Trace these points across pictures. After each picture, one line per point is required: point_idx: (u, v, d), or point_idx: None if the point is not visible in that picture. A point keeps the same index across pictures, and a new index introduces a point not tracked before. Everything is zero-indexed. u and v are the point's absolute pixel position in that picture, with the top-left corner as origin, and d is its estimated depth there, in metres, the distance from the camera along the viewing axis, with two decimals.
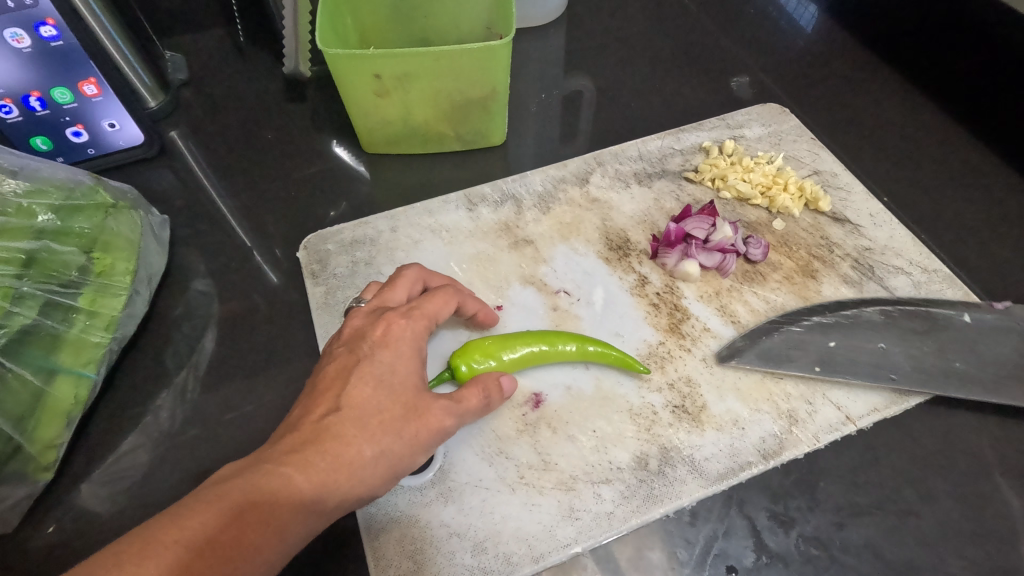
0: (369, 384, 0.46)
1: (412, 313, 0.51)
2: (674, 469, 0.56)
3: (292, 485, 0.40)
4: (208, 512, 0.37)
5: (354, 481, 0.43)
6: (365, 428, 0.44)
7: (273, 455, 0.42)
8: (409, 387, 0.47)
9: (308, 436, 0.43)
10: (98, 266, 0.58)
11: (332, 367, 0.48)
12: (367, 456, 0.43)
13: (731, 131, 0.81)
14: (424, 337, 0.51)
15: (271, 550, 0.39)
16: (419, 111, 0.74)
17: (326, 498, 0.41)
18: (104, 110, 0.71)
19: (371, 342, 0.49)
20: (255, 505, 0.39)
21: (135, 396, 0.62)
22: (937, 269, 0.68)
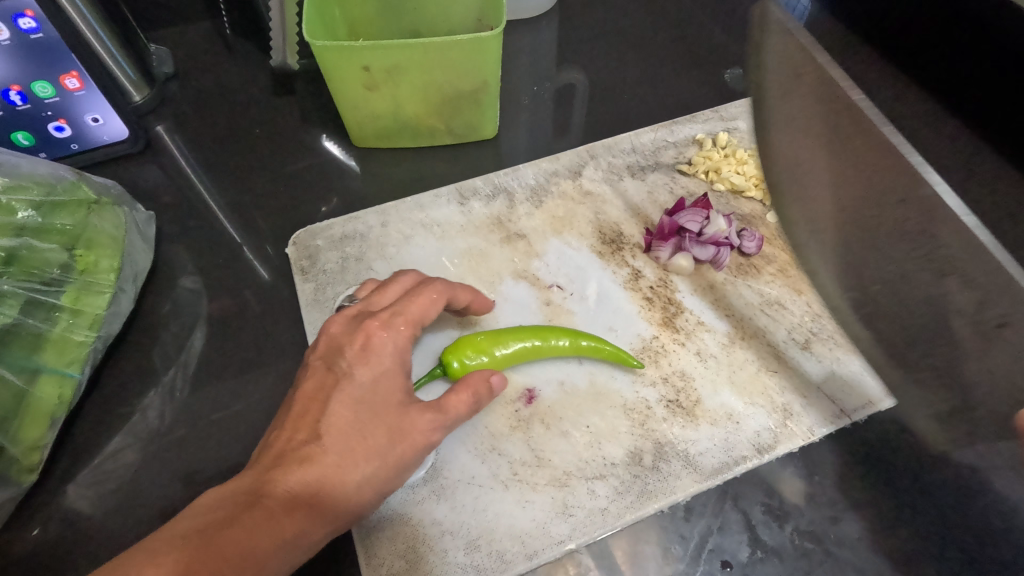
0: (349, 405, 0.45)
1: (392, 324, 0.50)
2: (669, 464, 0.55)
3: (274, 517, 0.41)
4: (188, 551, 0.37)
5: (339, 507, 0.43)
6: (348, 453, 0.44)
7: (254, 484, 0.42)
8: (392, 406, 0.46)
9: (289, 462, 0.43)
10: (81, 263, 0.57)
11: (311, 385, 0.47)
12: (351, 481, 0.43)
13: (725, 123, 0.80)
14: (406, 348, 0.50)
15: None
16: (409, 104, 0.73)
17: (310, 527, 0.42)
18: (86, 105, 0.69)
19: (350, 357, 0.48)
20: (235, 541, 0.39)
21: (122, 395, 0.61)
22: None
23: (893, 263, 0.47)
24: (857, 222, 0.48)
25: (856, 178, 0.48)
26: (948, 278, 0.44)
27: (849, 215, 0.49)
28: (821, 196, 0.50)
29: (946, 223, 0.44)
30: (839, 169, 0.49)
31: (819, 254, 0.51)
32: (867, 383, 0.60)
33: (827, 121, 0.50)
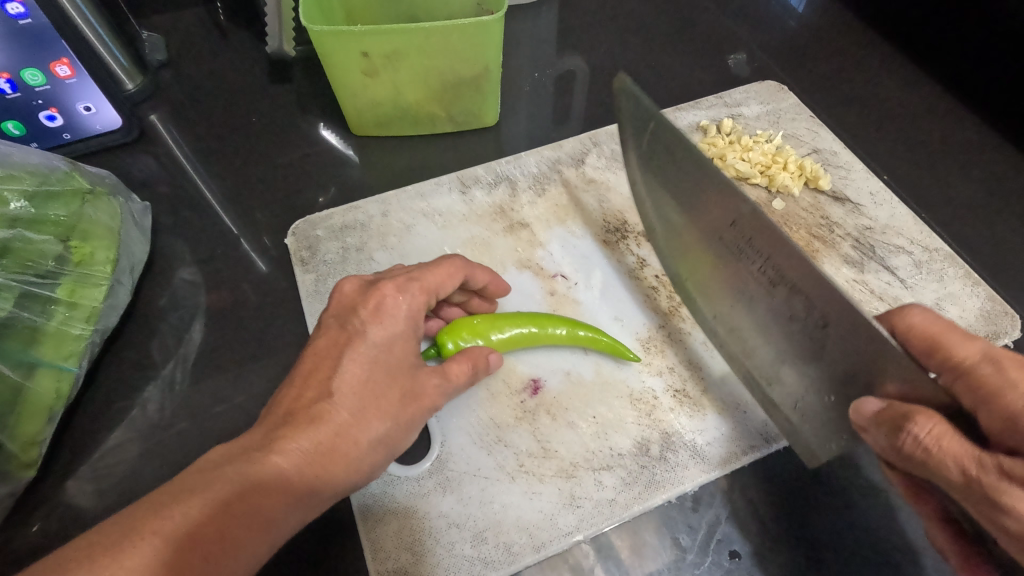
0: (362, 365, 0.44)
1: (405, 287, 0.48)
2: (676, 454, 0.55)
3: (283, 474, 0.39)
4: (194, 502, 0.36)
5: (349, 468, 0.43)
6: (360, 414, 0.43)
7: (263, 440, 0.41)
8: (402, 369, 0.46)
9: (298, 421, 0.42)
10: (76, 255, 0.56)
11: (323, 342, 0.46)
12: (363, 442, 0.43)
13: (729, 109, 0.79)
14: (420, 312, 0.49)
15: (261, 544, 0.38)
16: (409, 92, 0.72)
17: (318, 488, 0.41)
18: (79, 93, 0.68)
19: (363, 316, 0.46)
20: (244, 497, 0.38)
21: (121, 389, 0.60)
22: (939, 247, 0.67)
23: (740, 282, 0.53)
24: (705, 253, 0.55)
25: (701, 212, 0.55)
26: (780, 292, 0.49)
27: (708, 255, 0.55)
28: (682, 236, 0.58)
29: (767, 241, 0.49)
30: (690, 207, 0.56)
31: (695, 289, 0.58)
32: (771, 424, 0.56)
33: (669, 173, 0.58)
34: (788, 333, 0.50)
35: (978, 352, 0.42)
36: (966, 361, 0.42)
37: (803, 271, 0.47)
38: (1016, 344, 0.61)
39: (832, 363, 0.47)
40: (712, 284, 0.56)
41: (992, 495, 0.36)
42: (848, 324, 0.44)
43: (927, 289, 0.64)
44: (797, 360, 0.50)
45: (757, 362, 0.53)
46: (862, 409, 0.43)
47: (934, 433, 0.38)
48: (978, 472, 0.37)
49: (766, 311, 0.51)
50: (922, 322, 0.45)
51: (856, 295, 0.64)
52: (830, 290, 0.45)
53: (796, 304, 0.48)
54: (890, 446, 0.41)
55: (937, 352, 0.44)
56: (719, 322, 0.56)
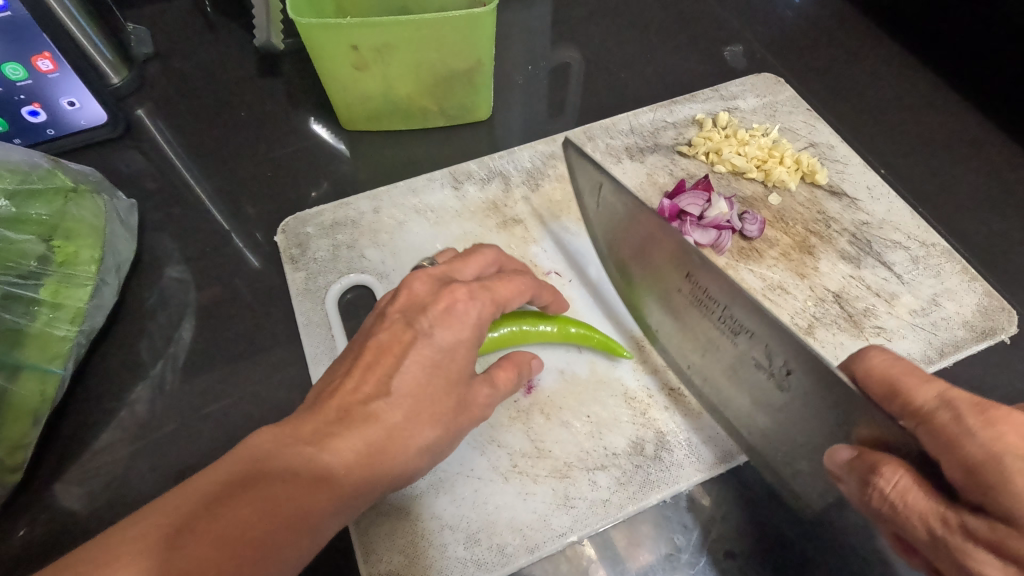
0: (424, 369, 0.43)
1: (476, 296, 0.46)
2: (672, 453, 0.54)
3: (334, 474, 0.38)
4: (248, 503, 0.35)
5: (399, 471, 0.42)
6: (415, 419, 0.42)
7: (314, 436, 0.39)
8: (462, 377, 0.44)
9: (352, 419, 0.40)
10: (60, 255, 0.55)
11: (386, 337, 0.44)
12: (414, 449, 0.42)
13: (725, 102, 0.78)
14: (487, 322, 0.46)
15: (309, 547, 0.37)
16: (400, 85, 0.70)
17: (366, 490, 0.40)
18: (61, 87, 0.66)
19: (432, 317, 0.44)
20: (297, 500, 0.36)
21: (109, 390, 0.59)
22: (936, 243, 0.66)
23: (705, 329, 0.53)
24: (672, 299, 0.55)
25: (658, 260, 0.55)
26: (741, 340, 0.49)
27: (674, 302, 0.55)
28: (644, 285, 0.58)
29: (723, 292, 0.49)
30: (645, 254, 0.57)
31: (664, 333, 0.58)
32: (728, 437, 0.55)
33: (624, 219, 0.58)
34: (759, 383, 0.49)
35: (936, 395, 0.37)
36: (923, 406, 0.37)
37: (761, 323, 0.47)
38: (1012, 340, 0.61)
39: (807, 411, 0.46)
40: (678, 332, 0.56)
41: (958, 558, 0.35)
42: (813, 374, 0.44)
43: (924, 285, 0.64)
44: (771, 408, 0.49)
45: (734, 409, 0.53)
46: (836, 457, 0.43)
47: (900, 486, 0.38)
48: (943, 531, 0.36)
49: (734, 359, 0.51)
50: (882, 365, 0.41)
51: (852, 291, 0.63)
52: (791, 340, 0.45)
53: (759, 353, 0.48)
54: (861, 496, 0.41)
55: (897, 398, 0.39)
56: (694, 369, 0.56)
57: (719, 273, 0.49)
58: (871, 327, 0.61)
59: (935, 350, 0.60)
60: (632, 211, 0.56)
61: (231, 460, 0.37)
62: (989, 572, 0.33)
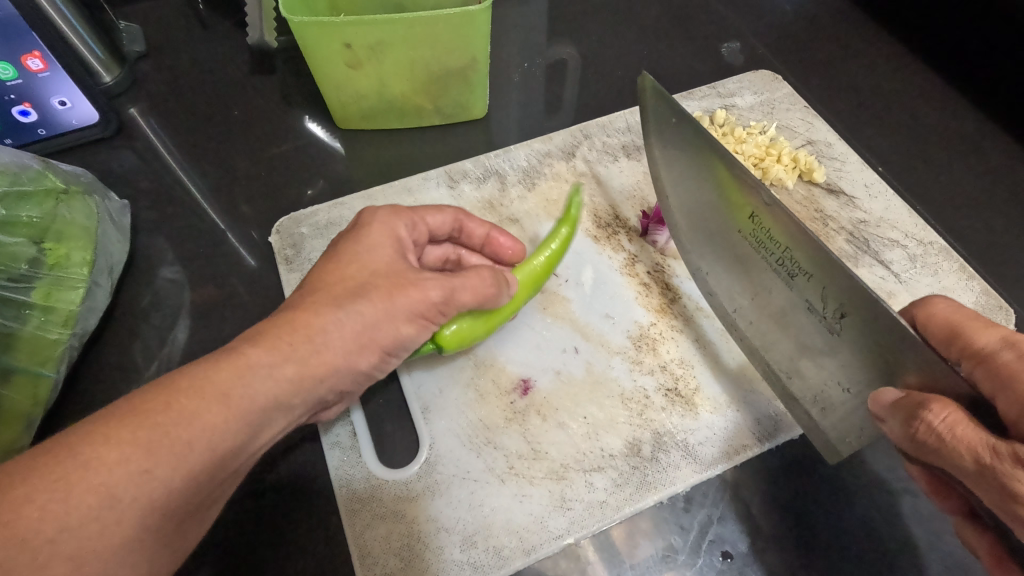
0: (343, 259, 0.44)
1: (381, 210, 0.49)
2: (668, 454, 0.54)
3: (243, 351, 0.37)
4: (148, 382, 0.35)
5: (317, 342, 0.40)
6: (324, 296, 0.41)
7: (230, 338, 0.39)
8: (384, 267, 0.45)
9: (266, 315, 0.40)
10: (51, 257, 0.55)
11: (311, 265, 0.46)
12: (329, 322, 0.40)
13: (723, 99, 0.77)
14: (404, 228, 0.49)
15: (218, 415, 0.35)
16: (394, 84, 0.70)
17: (279, 361, 0.38)
18: (52, 87, 0.65)
19: (345, 235, 0.47)
20: (199, 374, 0.35)
21: (103, 392, 0.58)
22: (934, 241, 0.66)
23: (759, 272, 0.51)
24: (724, 241, 0.54)
25: (716, 202, 0.53)
26: (797, 283, 0.48)
27: (727, 243, 0.54)
28: (693, 229, 0.57)
29: (784, 233, 0.47)
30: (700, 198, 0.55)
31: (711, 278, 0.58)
32: (771, 398, 0.57)
33: (688, 161, 0.55)
34: (807, 327, 0.48)
35: (998, 337, 0.40)
36: (985, 348, 0.40)
37: (821, 264, 0.45)
38: None
39: (857, 357, 0.45)
40: (727, 275, 0.55)
41: (1006, 483, 0.34)
42: (870, 318, 0.42)
43: (922, 284, 0.64)
44: (815, 353, 0.49)
45: (776, 354, 0.53)
46: (880, 399, 0.42)
47: (949, 421, 0.37)
48: (992, 459, 0.35)
49: (785, 302, 0.49)
50: (945, 310, 0.44)
51: None
52: (851, 284, 0.43)
53: (815, 295, 0.46)
54: (904, 435, 0.40)
55: (957, 340, 0.42)
56: (739, 314, 0.56)
57: (785, 215, 0.46)
58: None
59: None
60: (701, 150, 0.52)
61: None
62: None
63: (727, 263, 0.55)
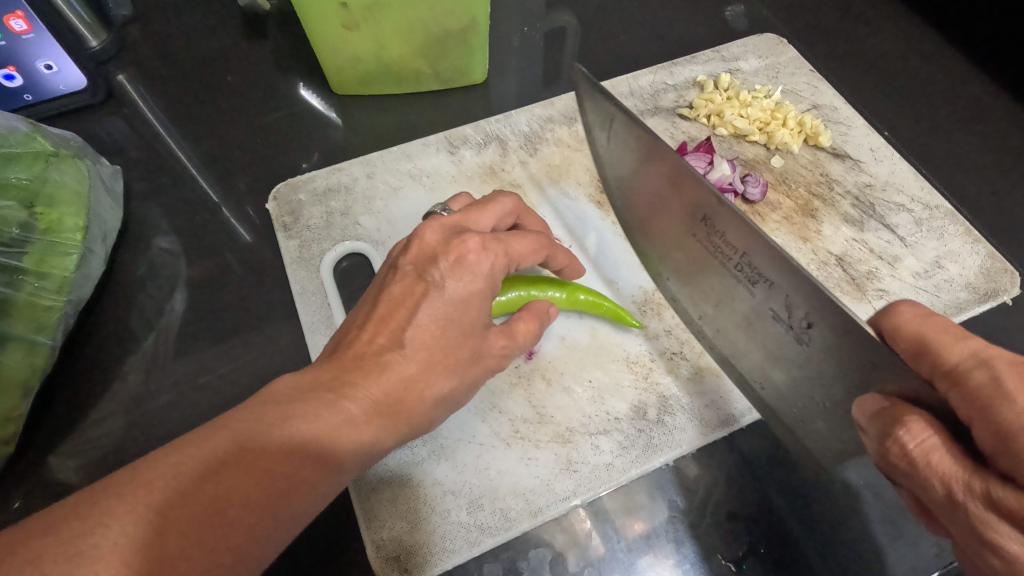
0: (437, 320, 0.42)
1: (487, 248, 0.44)
2: (673, 417, 0.54)
3: (354, 421, 0.39)
4: (267, 436, 0.35)
5: (413, 420, 0.42)
6: (429, 370, 0.41)
7: (333, 383, 0.39)
8: (474, 330, 0.43)
9: (368, 368, 0.40)
10: (43, 222, 0.53)
11: (398, 289, 0.43)
12: (429, 399, 0.42)
13: (727, 64, 0.76)
14: (500, 274, 0.45)
15: (328, 486, 0.38)
16: (392, 47, 0.68)
17: (385, 437, 0.40)
18: (37, 49, 0.63)
19: (443, 268, 0.43)
20: (315, 444, 0.37)
21: (100, 362, 0.57)
22: (940, 205, 0.66)
23: (723, 282, 0.51)
24: (688, 247, 0.54)
25: (677, 209, 0.53)
26: (760, 291, 0.48)
27: (687, 249, 0.54)
28: (659, 237, 0.58)
29: (742, 238, 0.48)
30: (661, 209, 0.56)
31: (675, 286, 0.58)
32: (741, 396, 0.54)
33: (650, 167, 0.55)
34: (775, 335, 0.48)
35: (970, 354, 0.36)
36: (957, 367, 0.36)
37: (784, 270, 0.45)
38: (1014, 301, 0.60)
39: (823, 366, 0.45)
40: (693, 283, 0.55)
41: (976, 524, 0.34)
42: (834, 326, 0.43)
43: (928, 247, 0.63)
44: (784, 361, 0.49)
45: (747, 362, 0.53)
46: (864, 406, 0.42)
47: (926, 446, 0.36)
48: (965, 496, 0.34)
49: (750, 310, 0.50)
50: (912, 320, 0.38)
51: (855, 254, 0.63)
52: (812, 291, 0.44)
53: (781, 304, 0.47)
54: (882, 451, 0.40)
55: (926, 358, 0.38)
56: (706, 322, 0.56)
57: (742, 221, 0.47)
58: (875, 290, 0.60)
59: (938, 311, 0.59)
60: (655, 159, 0.54)
61: (252, 401, 0.38)
62: (1016, 545, 0.32)
63: (691, 272, 0.55)
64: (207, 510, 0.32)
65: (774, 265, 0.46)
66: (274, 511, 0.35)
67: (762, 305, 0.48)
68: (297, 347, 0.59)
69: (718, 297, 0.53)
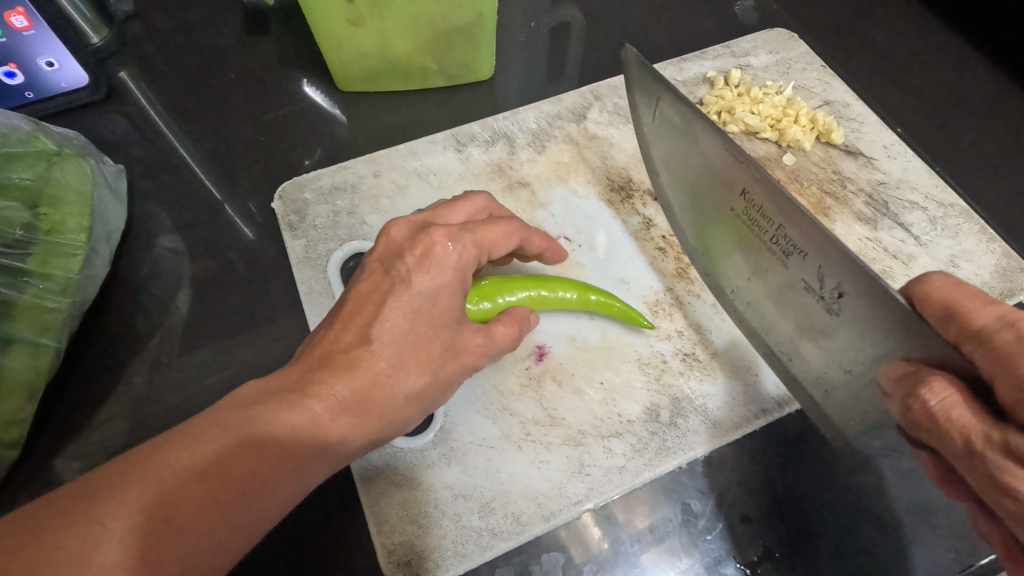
0: (405, 315, 0.42)
1: (453, 240, 0.44)
2: (686, 419, 0.53)
3: (319, 420, 0.38)
4: (225, 437, 0.35)
5: (384, 418, 0.41)
6: (399, 366, 0.41)
7: (298, 382, 0.39)
8: (446, 324, 0.43)
9: (336, 366, 0.40)
10: (46, 223, 0.52)
11: (365, 286, 0.43)
12: (399, 395, 0.41)
13: (737, 60, 0.75)
14: (469, 266, 0.45)
15: (291, 488, 0.37)
16: (398, 43, 0.67)
17: (353, 436, 0.39)
18: (38, 46, 0.62)
19: (409, 263, 0.43)
20: (277, 444, 0.36)
21: (104, 364, 0.57)
22: (954, 203, 0.65)
23: (756, 252, 0.50)
24: (718, 218, 0.53)
25: (709, 178, 0.52)
26: (793, 260, 0.46)
27: (719, 218, 0.53)
28: (689, 208, 0.56)
29: (777, 208, 0.46)
30: (692, 177, 0.54)
31: (704, 260, 0.57)
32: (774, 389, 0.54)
33: (679, 135, 0.53)
34: (806, 306, 0.47)
35: (997, 317, 0.36)
36: (984, 328, 0.36)
37: (817, 242, 0.44)
38: None
39: (854, 338, 0.44)
40: (724, 255, 0.54)
41: (996, 474, 0.33)
42: (869, 295, 0.41)
43: (942, 246, 0.62)
44: (815, 335, 0.47)
45: (775, 336, 0.51)
46: (889, 373, 0.41)
47: (946, 403, 0.35)
48: (983, 445, 0.34)
49: (781, 282, 0.48)
50: (943, 287, 0.39)
51: (868, 253, 0.62)
52: (848, 258, 0.42)
53: (813, 274, 0.45)
54: (904, 410, 0.39)
55: (953, 319, 0.38)
56: (735, 296, 0.54)
57: (778, 190, 0.45)
58: None
59: None
60: (688, 126, 0.52)
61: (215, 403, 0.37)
62: None
63: (721, 242, 0.54)
64: (157, 517, 0.31)
65: (808, 233, 0.44)
66: (233, 517, 0.34)
67: (794, 275, 0.47)
68: None
69: (750, 269, 0.51)
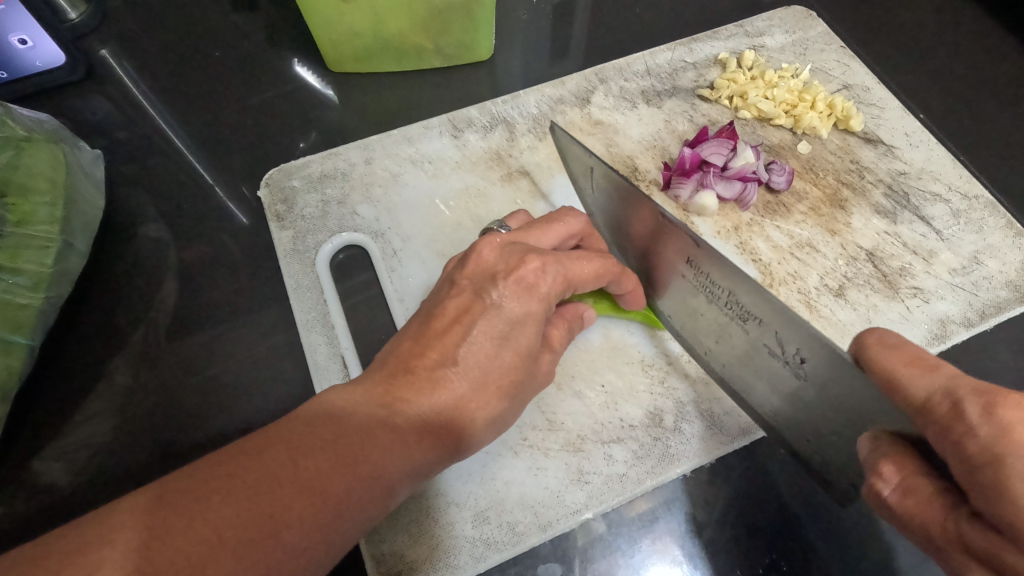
0: (491, 339, 0.38)
1: (548, 268, 0.40)
2: (691, 424, 0.51)
3: (405, 442, 0.35)
4: (306, 453, 0.32)
5: (464, 440, 0.38)
6: (483, 390, 0.38)
7: (384, 398, 0.36)
8: (529, 352, 0.40)
9: (418, 384, 0.37)
10: (15, 215, 0.50)
11: (453, 305, 0.39)
12: (481, 421, 0.38)
13: (751, 40, 0.71)
14: (556, 299, 0.41)
15: (377, 509, 0.34)
16: (391, 22, 0.63)
17: (435, 458, 0.37)
18: (9, 23, 0.59)
19: (505, 288, 0.39)
20: (365, 462, 0.34)
21: (85, 360, 0.54)
22: (979, 195, 0.61)
23: (719, 316, 0.46)
24: (673, 281, 0.49)
25: (653, 247, 0.49)
26: (752, 326, 0.43)
27: (672, 280, 0.49)
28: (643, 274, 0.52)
29: (724, 275, 0.43)
30: (641, 244, 0.51)
31: (670, 319, 0.52)
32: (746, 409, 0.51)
33: (619, 204, 0.51)
34: (776, 371, 0.43)
35: (936, 383, 0.30)
36: (925, 399, 0.30)
37: (770, 309, 0.40)
38: None
39: (824, 404, 0.40)
40: (689, 317, 0.50)
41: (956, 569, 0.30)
42: (826, 362, 0.37)
43: (965, 241, 0.59)
44: (794, 401, 0.43)
45: (755, 397, 0.48)
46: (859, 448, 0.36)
47: (899, 486, 0.32)
48: (942, 540, 0.30)
49: (748, 347, 0.45)
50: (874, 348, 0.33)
51: (887, 249, 0.58)
52: (795, 319, 0.39)
53: (772, 339, 0.42)
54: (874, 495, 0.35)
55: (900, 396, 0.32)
56: (711, 358, 0.50)
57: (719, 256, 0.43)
58: (908, 288, 0.56)
59: (976, 312, 0.55)
60: (621, 192, 0.50)
61: (295, 414, 0.35)
62: None
63: (682, 304, 0.50)
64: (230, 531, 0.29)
65: (757, 300, 0.41)
66: (324, 531, 0.32)
67: (756, 343, 0.43)
68: (292, 344, 0.56)
69: (716, 330, 0.47)
